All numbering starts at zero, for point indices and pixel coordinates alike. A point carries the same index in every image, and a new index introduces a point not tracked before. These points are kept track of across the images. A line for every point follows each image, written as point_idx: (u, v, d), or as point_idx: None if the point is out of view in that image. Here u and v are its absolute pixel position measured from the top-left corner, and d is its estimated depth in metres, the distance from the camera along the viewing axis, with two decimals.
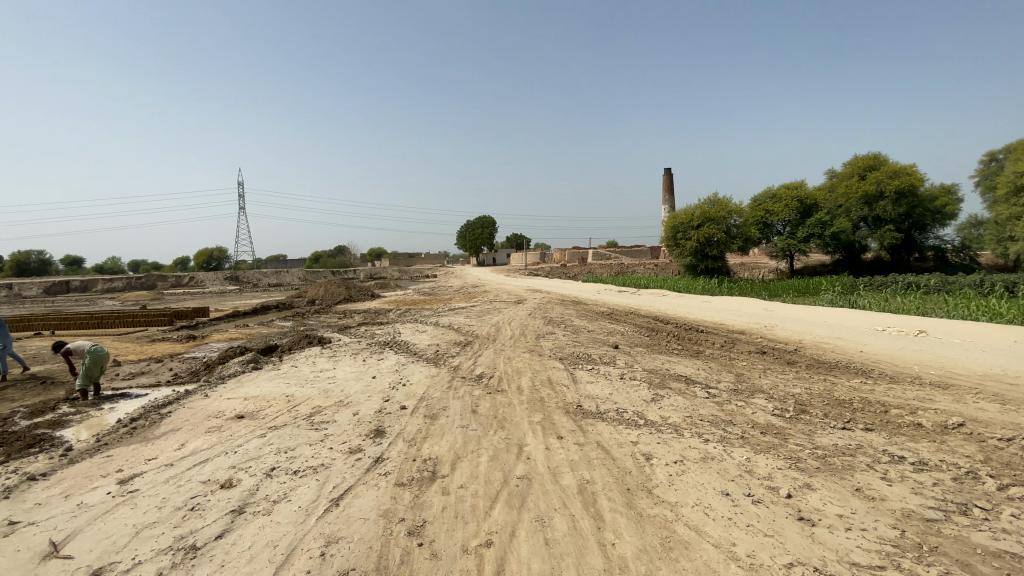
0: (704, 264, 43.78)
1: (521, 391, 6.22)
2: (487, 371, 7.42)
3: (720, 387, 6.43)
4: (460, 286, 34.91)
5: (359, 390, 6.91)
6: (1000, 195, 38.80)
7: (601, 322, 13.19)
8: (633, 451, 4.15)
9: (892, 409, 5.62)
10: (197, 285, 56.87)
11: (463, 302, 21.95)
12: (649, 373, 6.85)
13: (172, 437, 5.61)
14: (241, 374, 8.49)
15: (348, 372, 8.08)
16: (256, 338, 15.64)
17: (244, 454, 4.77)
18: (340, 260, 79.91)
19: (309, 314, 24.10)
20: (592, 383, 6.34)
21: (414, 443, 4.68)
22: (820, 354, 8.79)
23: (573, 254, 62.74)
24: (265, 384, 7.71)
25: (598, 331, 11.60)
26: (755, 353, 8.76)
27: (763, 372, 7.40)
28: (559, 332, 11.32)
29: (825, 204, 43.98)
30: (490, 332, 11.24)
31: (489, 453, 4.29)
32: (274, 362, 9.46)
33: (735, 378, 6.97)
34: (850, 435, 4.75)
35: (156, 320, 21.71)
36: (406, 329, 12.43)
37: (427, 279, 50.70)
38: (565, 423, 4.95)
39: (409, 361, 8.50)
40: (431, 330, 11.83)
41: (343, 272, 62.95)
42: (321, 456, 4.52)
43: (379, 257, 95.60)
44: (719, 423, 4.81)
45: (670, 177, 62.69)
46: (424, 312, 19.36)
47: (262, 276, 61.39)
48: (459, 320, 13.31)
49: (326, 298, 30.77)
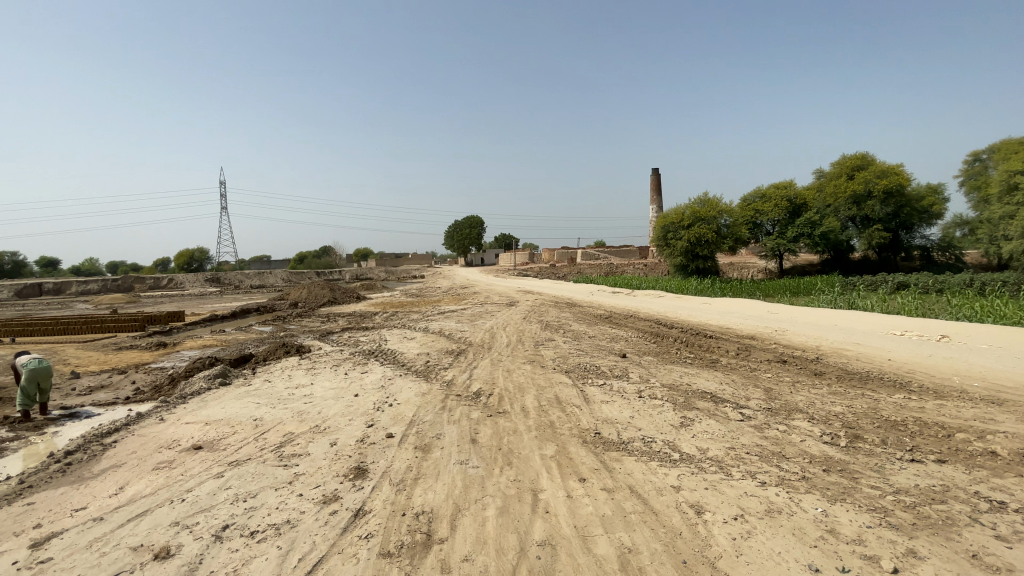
0: (694, 264, 43.30)
1: (527, 413, 5.38)
2: (485, 386, 6.57)
3: (752, 406, 5.65)
4: (449, 287, 33.97)
5: (339, 413, 6.02)
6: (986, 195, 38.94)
7: (601, 327, 12.35)
8: (677, 502, 3.34)
9: (955, 433, 4.85)
10: (177, 287, 55.17)
11: (452, 305, 21.08)
12: (670, 389, 6.05)
13: (111, 478, 4.70)
14: (206, 391, 7.54)
15: (327, 388, 7.17)
16: (231, 345, 14.58)
17: (192, 505, 3.89)
18: (325, 261, 78.43)
19: (291, 318, 22.98)
20: (607, 403, 5.52)
21: (402, 489, 3.83)
22: (846, 363, 8.04)
23: (563, 254, 62.07)
24: (231, 403, 6.79)
25: (600, 337, 10.79)
26: (776, 363, 8.01)
27: (793, 386, 6.64)
28: (558, 338, 10.49)
29: (814, 204, 43.81)
30: (484, 339, 10.37)
31: (497, 506, 3.45)
32: (245, 376, 8.51)
33: (765, 394, 6.19)
34: (925, 471, 3.97)
35: (126, 326, 20.48)
36: (393, 335, 11.52)
37: (414, 280, 49.72)
38: (585, 460, 4.12)
39: (396, 375, 7.61)
40: (420, 337, 10.93)
41: (328, 273, 61.57)
42: (288, 508, 3.66)
43: (365, 258, 94.13)
44: (771, 459, 4.01)
45: (659, 177, 62.41)
46: (411, 315, 18.44)
47: (244, 277, 59.73)
48: (450, 326, 12.41)
49: (309, 301, 29.69)
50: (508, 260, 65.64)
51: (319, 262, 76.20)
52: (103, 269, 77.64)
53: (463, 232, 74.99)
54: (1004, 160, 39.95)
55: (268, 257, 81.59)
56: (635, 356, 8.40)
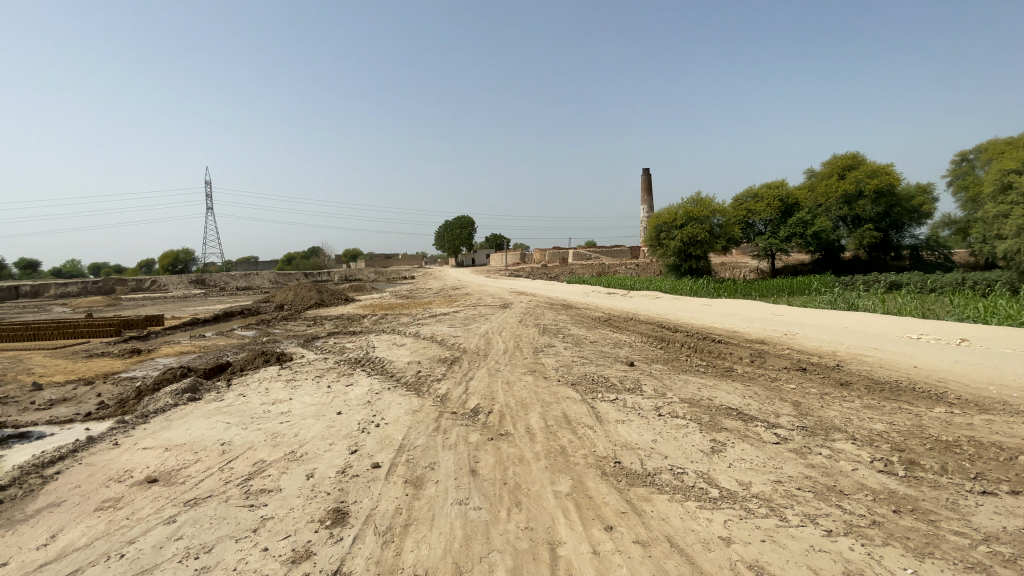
0: (687, 264, 42.91)
1: (534, 435, 4.73)
2: (484, 401, 5.91)
3: (785, 425, 5.05)
4: (440, 289, 33.23)
5: (319, 435, 5.31)
6: (975, 194, 39.05)
7: (602, 331, 11.72)
8: (734, 561, 2.71)
9: (1021, 458, 4.29)
10: (160, 289, 53.80)
11: (443, 307, 20.36)
12: (692, 406, 5.42)
13: (41, 523, 3.96)
14: (171, 408, 6.77)
15: (307, 404, 6.45)
16: (210, 352, 13.77)
17: (130, 563, 3.18)
18: (313, 262, 77.18)
19: (276, 321, 22.12)
20: (624, 423, 4.89)
21: (390, 541, 3.15)
22: (871, 371, 7.46)
23: (554, 254, 61.54)
24: (199, 424, 6.05)
25: (602, 342, 10.16)
26: (797, 372, 7.42)
27: (822, 399, 6.05)
28: (559, 344, 9.85)
29: (806, 203, 43.66)
30: (480, 345, 9.70)
31: (508, 566, 2.80)
32: (218, 390, 7.74)
33: (794, 409, 5.59)
34: (1008, 510, 3.39)
35: (100, 331, 19.52)
36: (382, 341, 10.81)
37: (404, 281, 48.91)
38: (609, 500, 3.48)
39: (384, 388, 6.91)
40: (411, 343, 10.23)
41: (317, 274, 60.49)
42: (248, 569, 2.97)
43: (354, 259, 92.91)
44: (829, 498, 3.39)
45: (649, 177, 62.14)
46: (401, 319, 17.69)
47: (229, 278, 58.44)
48: (443, 330, 11.71)
49: (296, 303, 28.81)
50: (499, 260, 65.00)
51: (307, 263, 74.95)
52: (84, 270, 75.76)
53: (454, 232, 74.18)
54: (992, 160, 40.09)
55: (255, 258, 80.25)
56: (643, 365, 7.78)
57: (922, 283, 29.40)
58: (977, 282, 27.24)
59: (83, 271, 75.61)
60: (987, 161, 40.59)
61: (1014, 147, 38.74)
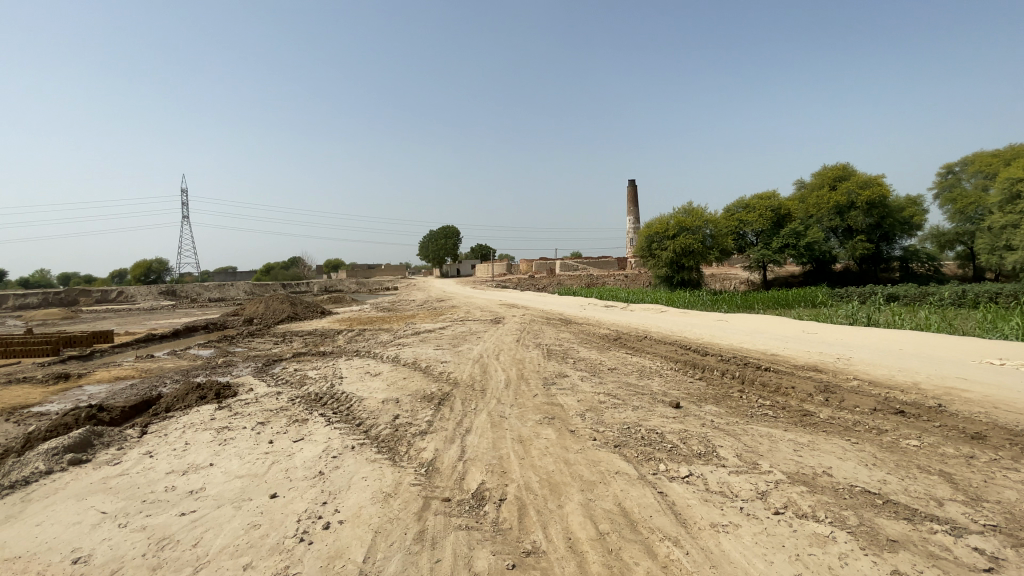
0: (680, 276, 41.41)
1: (589, 564, 2.81)
2: (491, 477, 3.97)
3: (973, 530, 3.21)
4: (423, 301, 31.20)
5: (232, 547, 3.31)
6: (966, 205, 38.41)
7: (618, 355, 9.83)
8: None
9: None
10: (127, 301, 50.70)
11: (427, 322, 18.34)
12: (813, 494, 3.55)
13: None
14: (33, 484, 4.67)
15: (228, 479, 4.44)
16: (149, 378, 11.56)
17: None
18: (293, 272, 74.57)
19: (241, 338, 19.84)
20: (729, 534, 3.01)
21: None
22: (996, 417, 5.67)
23: (541, 266, 59.86)
24: (57, 517, 3.99)
25: (623, 371, 8.26)
26: (898, 418, 5.62)
27: (976, 468, 4.25)
28: (573, 373, 7.91)
29: (798, 215, 42.60)
30: (476, 375, 7.78)
31: None
32: (121, 447, 5.67)
33: (956, 492, 3.77)
34: None
35: (34, 349, 17.02)
36: (352, 368, 8.81)
37: (387, 292, 46.79)
38: None
39: (347, 449, 4.91)
40: (389, 373, 8.19)
41: (294, 285, 57.81)
42: None
43: (336, 269, 89.99)
44: None
45: (637, 187, 60.99)
46: (380, 336, 15.64)
47: (203, 289, 55.46)
48: (428, 353, 9.73)
49: (266, 317, 26.47)
50: (485, 272, 63.22)
51: (286, 274, 72.02)
52: (52, 279, 71.88)
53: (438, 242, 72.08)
54: (980, 173, 39.57)
55: (233, 269, 77.31)
56: (696, 407, 5.92)
57: (923, 296, 28.28)
58: (978, 293, 26.21)
59: (52, 281, 72.06)
60: (976, 173, 40.11)
61: (1004, 159, 38.34)
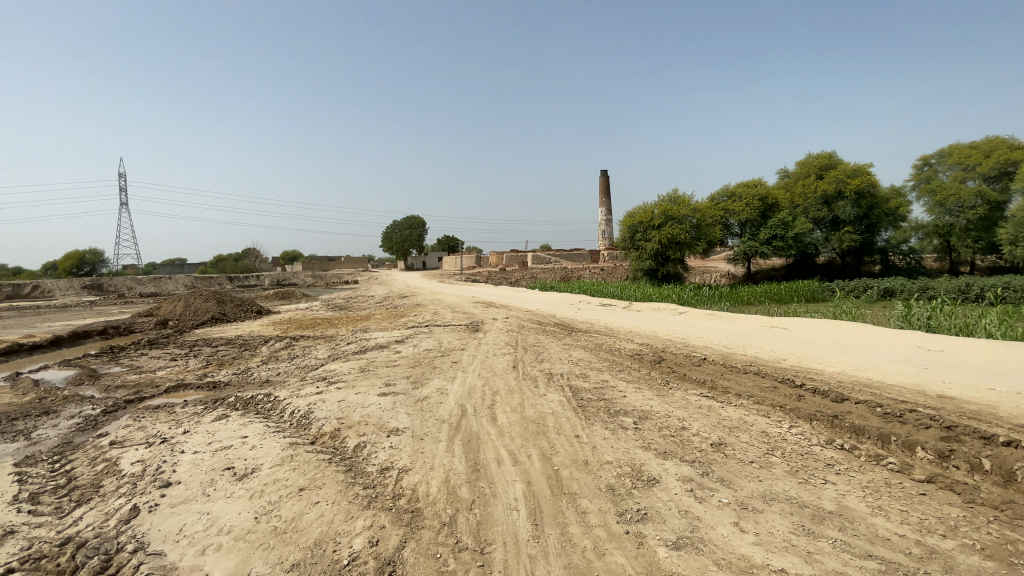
0: (664, 268, 37.74)
1: None
2: None
3: None
4: (382, 298, 26.42)
5: None
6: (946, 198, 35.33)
7: (695, 401, 5.78)
8: None
9: None
10: (43, 296, 43.76)
11: (382, 329, 13.88)
12: None
13: None
14: None
15: None
16: None
17: None
18: (243, 266, 67.98)
19: (131, 350, 14.81)
20: None
21: None
22: None
23: (511, 258, 55.80)
24: None
25: (751, 454, 4.19)
26: None
27: None
28: (662, 469, 3.78)
29: (784, 204, 39.41)
30: (458, 483, 3.55)
31: None
32: None
33: None
34: None
35: None
36: (201, 452, 4.37)
37: (343, 288, 41.53)
38: None
39: None
40: (268, 474, 3.83)
41: (240, 278, 51.74)
42: None
43: (293, 262, 83.41)
44: None
45: (610, 178, 57.53)
46: (313, 351, 11.15)
47: (135, 283, 48.70)
48: (367, 406, 5.36)
49: (184, 318, 21.22)
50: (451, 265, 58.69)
51: (236, 266, 65.19)
52: None
53: (400, 233, 66.83)
54: (958, 165, 36.46)
55: (181, 262, 70.37)
56: None
57: (923, 291, 25.63)
58: (984, 288, 23.55)
59: None
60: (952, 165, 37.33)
61: (983, 147, 35.75)
